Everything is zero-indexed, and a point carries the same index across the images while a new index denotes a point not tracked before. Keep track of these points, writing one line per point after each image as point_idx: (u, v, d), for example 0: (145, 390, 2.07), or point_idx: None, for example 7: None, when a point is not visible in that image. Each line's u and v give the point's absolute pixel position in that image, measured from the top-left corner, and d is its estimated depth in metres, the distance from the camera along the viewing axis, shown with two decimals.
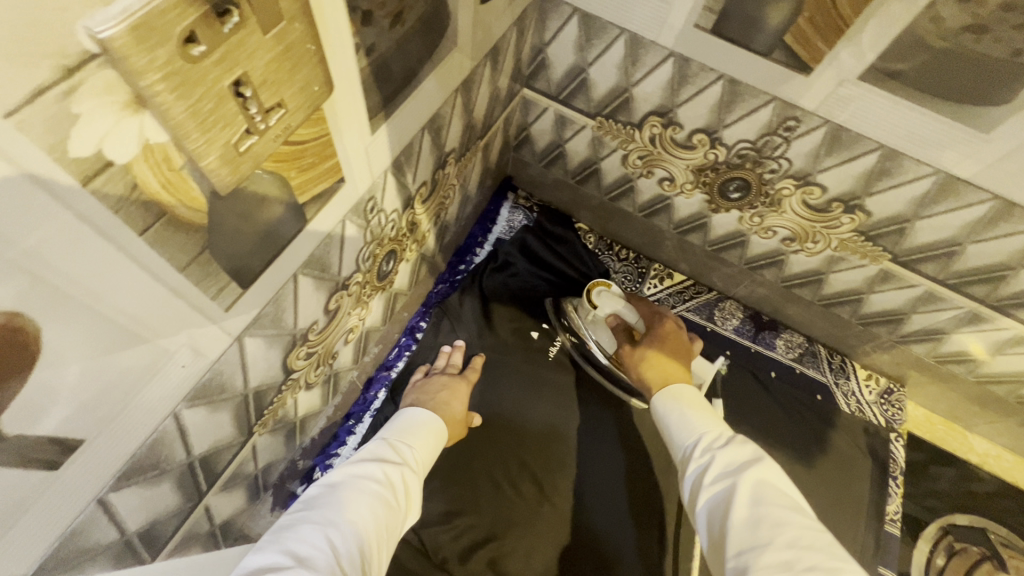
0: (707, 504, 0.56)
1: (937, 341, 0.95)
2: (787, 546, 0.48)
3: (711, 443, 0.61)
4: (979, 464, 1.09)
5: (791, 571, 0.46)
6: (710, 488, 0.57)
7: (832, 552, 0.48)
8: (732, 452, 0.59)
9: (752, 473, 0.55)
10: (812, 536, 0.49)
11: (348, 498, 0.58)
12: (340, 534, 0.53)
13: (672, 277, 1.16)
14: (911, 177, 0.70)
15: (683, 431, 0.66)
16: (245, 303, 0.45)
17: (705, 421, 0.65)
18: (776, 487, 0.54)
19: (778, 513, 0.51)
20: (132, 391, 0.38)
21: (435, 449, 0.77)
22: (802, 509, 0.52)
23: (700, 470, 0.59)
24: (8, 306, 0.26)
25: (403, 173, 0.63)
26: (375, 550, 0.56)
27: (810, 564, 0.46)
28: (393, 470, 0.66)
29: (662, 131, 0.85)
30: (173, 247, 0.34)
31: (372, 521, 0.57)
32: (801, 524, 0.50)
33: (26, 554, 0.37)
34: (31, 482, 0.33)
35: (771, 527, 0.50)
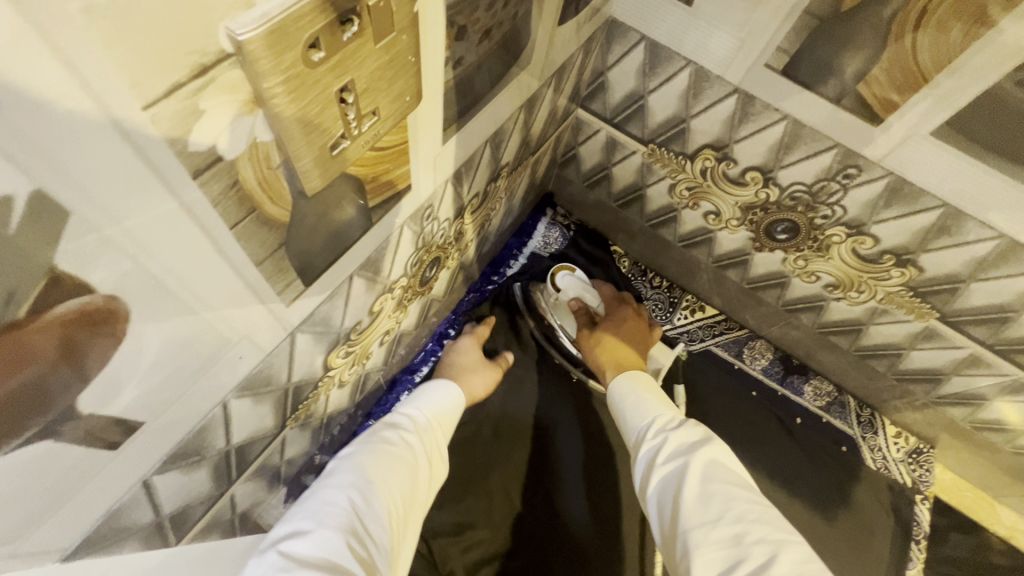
0: (656, 484, 0.53)
1: (976, 406, 0.92)
2: (735, 521, 0.46)
3: (664, 425, 0.58)
4: (1008, 538, 1.04)
5: (739, 547, 0.45)
6: (661, 468, 0.53)
7: (777, 525, 0.46)
8: (683, 432, 0.56)
9: (704, 452, 0.52)
10: (759, 510, 0.47)
11: (371, 460, 0.57)
12: (366, 497, 0.52)
13: (703, 310, 1.14)
14: (973, 238, 0.69)
15: (637, 416, 0.62)
16: (305, 299, 0.45)
17: (658, 405, 0.62)
18: (726, 467, 0.51)
19: (727, 488, 0.49)
20: (192, 380, 0.38)
21: (454, 411, 0.75)
22: (749, 485, 0.51)
23: (652, 451, 0.56)
24: (107, 291, 0.26)
25: (460, 183, 0.63)
26: (403, 514, 0.56)
27: (757, 538, 0.45)
28: (411, 437, 0.65)
29: (715, 165, 0.84)
30: (255, 242, 0.34)
31: (398, 485, 0.56)
32: (747, 499, 0.48)
33: (71, 531, 0.36)
34: (91, 461, 0.33)
35: (721, 504, 0.47)
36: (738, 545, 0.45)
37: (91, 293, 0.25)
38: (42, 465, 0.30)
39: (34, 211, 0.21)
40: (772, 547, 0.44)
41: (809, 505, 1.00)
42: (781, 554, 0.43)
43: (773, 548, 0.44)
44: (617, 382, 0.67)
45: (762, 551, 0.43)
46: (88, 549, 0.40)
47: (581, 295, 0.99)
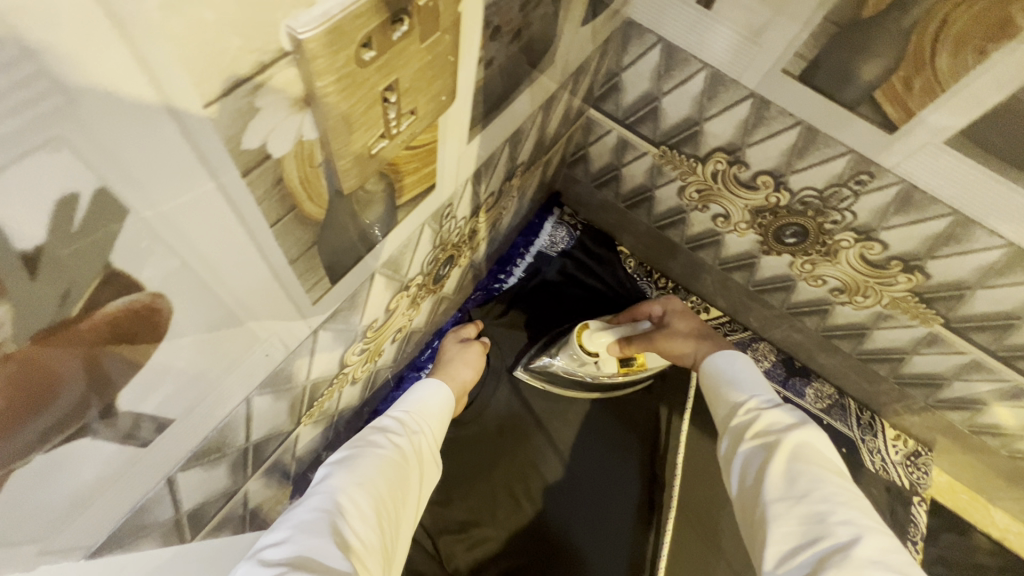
0: (743, 454, 0.54)
1: (974, 411, 0.93)
2: (823, 502, 0.46)
3: (758, 402, 0.58)
4: (1000, 539, 1.06)
5: (823, 523, 0.45)
6: (750, 441, 0.54)
7: (866, 512, 0.46)
8: (777, 412, 0.56)
9: (797, 433, 0.52)
10: (848, 495, 0.47)
11: (356, 463, 0.56)
12: (354, 499, 0.51)
13: (708, 312, 1.15)
14: (981, 246, 0.70)
15: (729, 388, 0.62)
16: (329, 298, 0.45)
17: (752, 381, 0.62)
18: (816, 451, 0.52)
19: (817, 469, 0.49)
20: (219, 378, 0.37)
21: (444, 413, 0.73)
22: (838, 470, 0.51)
23: (742, 425, 0.56)
24: (154, 287, 0.26)
25: (479, 182, 0.63)
26: (394, 515, 0.55)
27: (844, 520, 0.45)
28: (402, 435, 0.64)
29: (726, 168, 0.85)
30: (291, 240, 0.34)
31: (388, 486, 0.56)
32: (839, 483, 0.48)
33: (98, 527, 0.36)
34: (122, 459, 0.33)
35: (809, 483, 0.48)
36: (823, 522, 0.45)
37: (140, 291, 0.25)
38: (76, 465, 0.30)
39: (96, 208, 0.20)
40: (858, 531, 0.44)
41: None
42: (868, 538, 0.44)
43: (860, 531, 0.44)
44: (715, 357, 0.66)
45: (846, 532, 0.44)
46: (113, 545, 0.40)
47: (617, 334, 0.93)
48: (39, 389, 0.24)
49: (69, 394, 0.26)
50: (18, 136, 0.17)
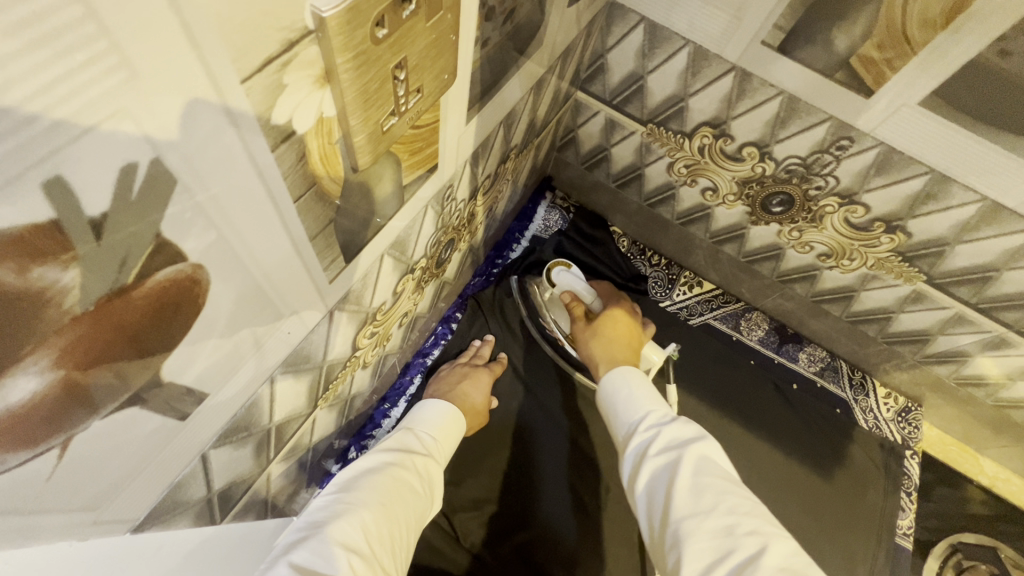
0: (647, 477, 0.56)
1: (959, 364, 0.97)
2: (728, 514, 0.50)
3: (655, 420, 0.61)
4: (989, 486, 1.10)
5: (731, 536, 0.48)
6: (653, 460, 0.56)
7: (765, 518, 0.50)
8: (675, 428, 0.58)
9: (696, 448, 0.55)
10: (748, 503, 0.51)
11: (377, 475, 0.61)
12: (371, 515, 0.54)
13: (701, 285, 1.18)
14: (957, 202, 0.73)
15: (627, 410, 0.65)
16: (344, 277, 0.47)
17: (645, 398, 0.65)
18: (716, 462, 0.55)
19: (718, 483, 0.52)
20: (248, 354, 0.39)
21: (452, 437, 0.80)
22: (734, 477, 0.55)
23: (643, 445, 0.59)
24: (196, 259, 0.28)
25: (477, 164, 0.65)
26: (403, 537, 0.58)
27: (748, 530, 0.48)
28: (417, 458, 0.69)
29: (712, 142, 0.87)
30: (311, 216, 0.36)
31: (400, 499, 0.59)
32: (737, 493, 0.52)
33: (140, 502, 0.38)
34: (164, 431, 0.35)
35: (713, 497, 0.51)
36: (730, 536, 0.48)
37: (184, 261, 0.27)
38: (130, 432, 0.32)
39: (151, 178, 0.22)
40: (762, 539, 0.48)
41: (807, 465, 1.05)
42: (771, 545, 0.47)
43: (764, 539, 0.48)
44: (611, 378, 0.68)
45: (753, 541, 0.47)
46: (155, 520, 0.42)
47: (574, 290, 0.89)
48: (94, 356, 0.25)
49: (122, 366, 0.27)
50: (91, 106, 0.19)
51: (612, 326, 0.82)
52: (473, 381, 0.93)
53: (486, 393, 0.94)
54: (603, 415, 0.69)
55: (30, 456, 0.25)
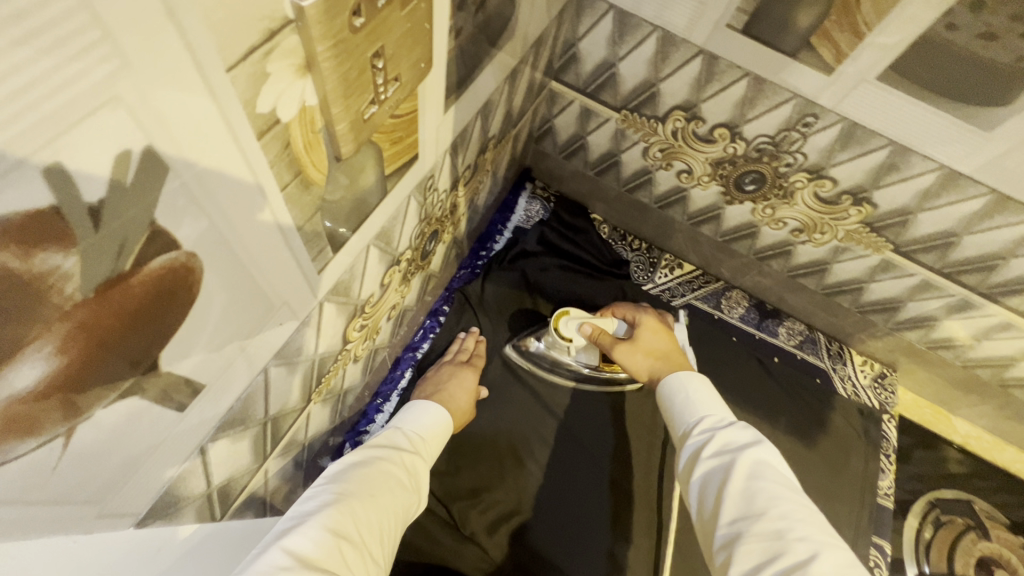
0: (702, 475, 0.59)
1: (928, 328, 1.01)
2: (780, 518, 0.51)
3: (712, 424, 0.64)
4: (962, 444, 1.15)
5: (783, 540, 0.50)
6: (708, 461, 0.59)
7: (821, 527, 0.51)
8: (734, 432, 0.61)
9: (754, 452, 0.57)
10: (803, 510, 0.52)
11: (371, 467, 0.62)
12: (363, 504, 0.56)
13: (682, 267, 1.21)
14: (918, 171, 0.77)
15: (685, 411, 0.68)
16: (332, 267, 0.48)
17: (704, 402, 0.67)
18: (775, 468, 0.56)
19: (774, 487, 0.54)
20: (242, 344, 0.40)
21: (441, 440, 0.80)
22: (794, 485, 0.56)
23: (700, 444, 0.61)
24: (189, 247, 0.28)
25: (456, 154, 0.66)
26: (393, 528, 0.59)
27: (800, 535, 0.50)
28: (410, 453, 0.70)
29: (685, 125, 0.90)
30: (297, 206, 0.37)
31: (392, 491, 0.61)
32: (794, 498, 0.53)
33: (143, 495, 0.38)
34: (164, 423, 0.36)
35: (768, 500, 0.53)
36: (781, 539, 0.50)
37: (177, 249, 0.28)
38: (131, 423, 0.32)
39: (144, 165, 0.23)
40: (814, 546, 0.49)
41: (791, 435, 1.09)
42: (823, 553, 0.48)
43: (816, 546, 0.49)
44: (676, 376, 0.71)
45: (805, 547, 0.49)
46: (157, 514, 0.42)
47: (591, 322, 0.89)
48: (91, 350, 0.26)
49: (116, 360, 0.28)
50: (86, 95, 0.19)
51: (655, 340, 0.83)
52: (458, 381, 0.94)
53: (472, 391, 0.94)
54: (663, 410, 0.72)
55: (36, 445, 0.26)
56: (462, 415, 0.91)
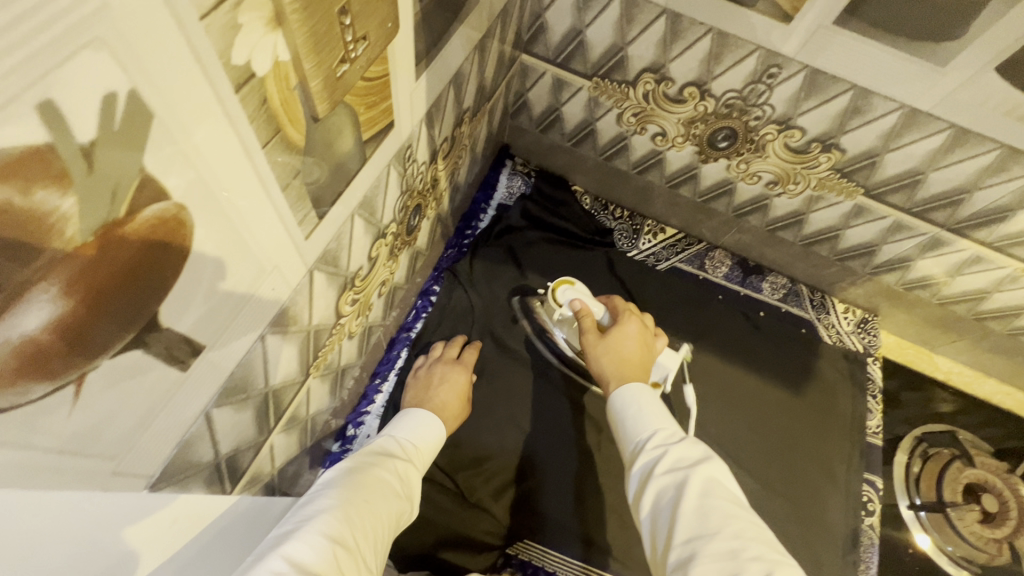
0: (654, 496, 0.60)
1: (904, 269, 1.05)
2: (732, 536, 0.54)
3: (663, 439, 0.65)
4: (945, 380, 1.19)
5: (736, 560, 0.52)
6: (660, 480, 0.61)
7: (766, 544, 0.54)
8: (683, 449, 0.63)
9: (703, 470, 0.60)
10: (751, 529, 0.55)
11: (362, 476, 0.63)
12: (355, 512, 0.58)
13: (664, 232, 1.23)
14: (880, 112, 0.79)
15: (634, 426, 0.68)
16: (319, 233, 0.49)
17: (653, 417, 0.68)
18: (722, 486, 0.59)
19: (723, 508, 0.57)
20: (238, 306, 0.42)
21: (433, 447, 0.81)
22: (738, 502, 0.59)
23: (650, 464, 0.63)
24: (178, 198, 0.30)
25: (432, 124, 0.67)
26: (385, 535, 0.61)
27: (753, 554, 0.52)
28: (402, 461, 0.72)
29: (655, 87, 0.92)
30: (279, 165, 0.38)
31: (383, 498, 0.63)
32: (741, 517, 0.56)
33: (153, 457, 0.40)
34: (168, 382, 0.37)
35: (718, 520, 0.55)
36: (735, 559, 0.52)
37: (168, 198, 0.29)
38: (138, 377, 0.34)
39: (130, 109, 0.24)
40: (766, 564, 0.52)
41: (780, 383, 1.11)
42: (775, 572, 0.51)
43: (769, 564, 0.52)
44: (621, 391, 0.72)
45: (759, 566, 0.51)
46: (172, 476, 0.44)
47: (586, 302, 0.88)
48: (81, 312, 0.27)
49: (104, 330, 0.29)
50: (71, 35, 0.21)
51: (626, 344, 0.81)
52: (450, 384, 0.94)
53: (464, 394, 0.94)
54: (612, 423, 0.73)
55: (51, 391, 0.28)
56: (454, 420, 0.91)
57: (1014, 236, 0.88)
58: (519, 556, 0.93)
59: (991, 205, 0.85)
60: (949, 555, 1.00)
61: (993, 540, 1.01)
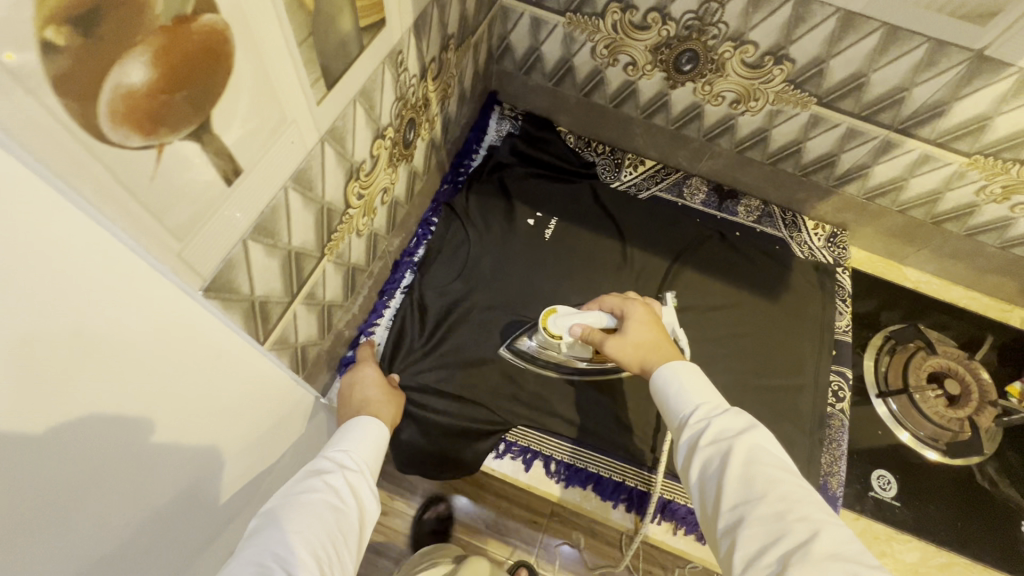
0: (700, 465, 0.65)
1: (865, 177, 1.14)
2: (778, 501, 0.58)
3: (707, 411, 0.69)
4: (914, 288, 1.28)
5: (782, 520, 0.57)
6: (705, 450, 0.65)
7: (817, 507, 0.58)
8: (727, 419, 0.67)
9: (747, 439, 0.63)
10: (800, 492, 0.59)
11: (295, 511, 0.65)
12: (296, 545, 0.61)
13: (644, 164, 1.33)
14: (820, 18, 0.89)
15: (678, 400, 0.73)
16: (328, 104, 0.60)
17: (698, 392, 0.72)
18: (767, 450, 0.63)
19: (769, 472, 0.60)
20: (267, 144, 0.52)
21: (376, 450, 0.82)
22: (785, 466, 0.63)
23: (695, 436, 0.67)
24: (226, 14, 0.41)
25: (420, 37, 0.78)
26: (338, 552, 0.65)
27: (799, 516, 0.57)
28: (337, 477, 0.73)
29: (622, 17, 1.02)
30: (295, 20, 0.49)
31: (325, 524, 0.65)
32: (790, 481, 0.60)
33: (208, 261, 0.50)
34: (216, 190, 0.48)
35: (765, 485, 0.59)
36: (783, 522, 0.56)
37: (219, 13, 0.40)
38: (197, 171, 0.45)
39: None
40: (811, 525, 0.56)
41: (755, 291, 1.20)
42: (821, 532, 0.55)
43: (814, 525, 0.56)
44: (665, 370, 0.76)
45: (805, 527, 0.55)
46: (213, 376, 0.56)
47: (585, 321, 0.92)
48: (153, 102, 0.38)
49: (167, 133, 0.40)
50: None
51: (641, 331, 0.85)
52: (369, 382, 0.95)
53: (379, 382, 0.95)
54: (655, 397, 0.78)
55: (142, 145, 0.38)
56: (383, 409, 0.92)
57: (954, 130, 0.97)
58: (519, 443, 1.03)
59: (929, 101, 0.94)
60: (923, 440, 1.09)
61: (956, 418, 1.10)
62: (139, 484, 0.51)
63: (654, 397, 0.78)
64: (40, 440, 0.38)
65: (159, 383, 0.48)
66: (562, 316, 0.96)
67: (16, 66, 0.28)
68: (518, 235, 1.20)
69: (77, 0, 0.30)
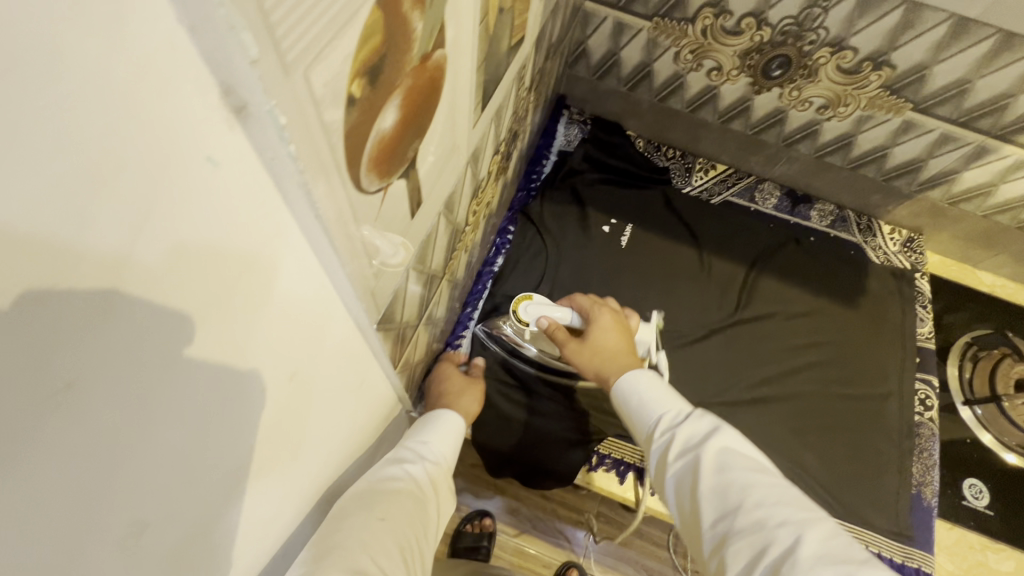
0: (675, 477, 0.62)
1: (951, 182, 1.13)
2: (757, 506, 0.54)
3: (672, 419, 0.66)
4: (990, 292, 1.27)
5: (765, 528, 0.53)
6: (676, 462, 0.62)
7: (799, 507, 0.54)
8: (691, 425, 0.64)
9: (715, 443, 0.61)
10: (780, 492, 0.56)
11: (380, 497, 0.64)
12: (379, 537, 0.60)
13: (715, 168, 1.31)
14: (931, 24, 0.86)
15: (643, 409, 0.70)
16: (479, 126, 0.58)
17: (661, 398, 0.69)
18: (738, 452, 0.60)
19: (743, 476, 0.57)
20: (440, 172, 0.51)
21: (454, 446, 0.82)
22: (762, 466, 0.60)
23: (664, 445, 0.64)
24: (449, 48, 0.39)
25: (537, 48, 0.76)
26: (412, 550, 0.64)
27: (781, 521, 0.53)
28: (417, 468, 0.72)
29: (714, 22, 1.00)
30: (480, 46, 0.47)
31: (406, 520, 0.65)
32: (764, 482, 0.57)
33: (387, 291, 0.50)
34: (404, 224, 0.47)
35: (740, 491, 0.56)
36: (765, 529, 0.52)
37: (445, 48, 0.38)
38: (399, 205, 0.43)
39: None
40: (796, 529, 0.52)
41: (834, 298, 1.18)
42: (805, 535, 0.51)
43: (797, 528, 0.52)
44: (628, 379, 0.73)
45: (787, 532, 0.52)
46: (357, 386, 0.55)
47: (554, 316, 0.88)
48: (392, 141, 0.36)
49: (392, 170, 0.38)
50: None
51: (607, 337, 0.82)
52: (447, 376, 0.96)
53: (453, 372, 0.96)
54: (621, 412, 0.74)
55: (377, 187, 0.37)
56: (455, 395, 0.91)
57: None
58: (611, 456, 1.01)
59: None
60: (1006, 445, 1.09)
61: None
62: (288, 492, 0.50)
63: (616, 407, 0.74)
64: (237, 462, 0.37)
65: (313, 402, 0.46)
66: (535, 304, 0.90)
67: (331, 124, 0.27)
68: (594, 241, 1.19)
69: (375, 51, 0.29)
